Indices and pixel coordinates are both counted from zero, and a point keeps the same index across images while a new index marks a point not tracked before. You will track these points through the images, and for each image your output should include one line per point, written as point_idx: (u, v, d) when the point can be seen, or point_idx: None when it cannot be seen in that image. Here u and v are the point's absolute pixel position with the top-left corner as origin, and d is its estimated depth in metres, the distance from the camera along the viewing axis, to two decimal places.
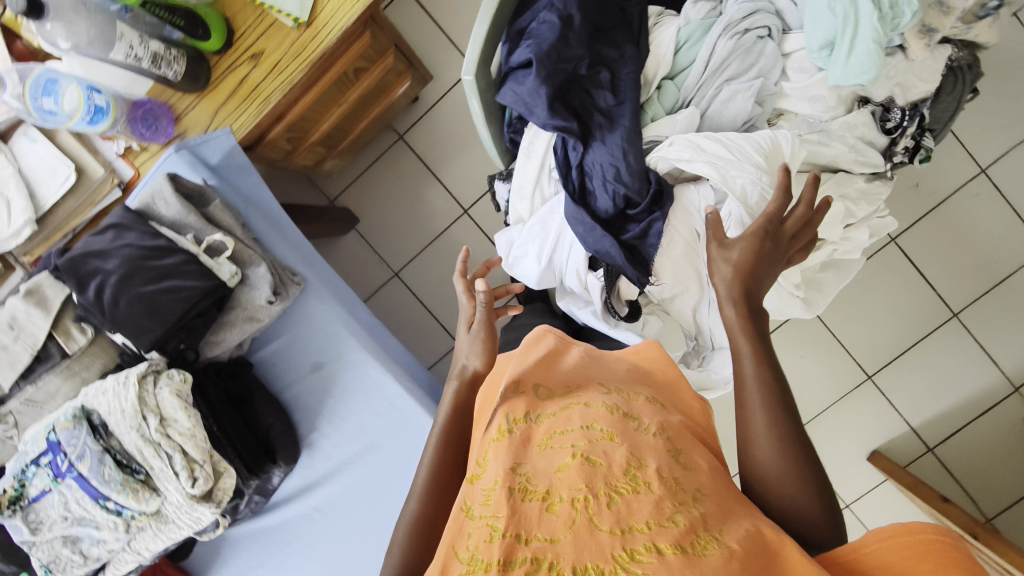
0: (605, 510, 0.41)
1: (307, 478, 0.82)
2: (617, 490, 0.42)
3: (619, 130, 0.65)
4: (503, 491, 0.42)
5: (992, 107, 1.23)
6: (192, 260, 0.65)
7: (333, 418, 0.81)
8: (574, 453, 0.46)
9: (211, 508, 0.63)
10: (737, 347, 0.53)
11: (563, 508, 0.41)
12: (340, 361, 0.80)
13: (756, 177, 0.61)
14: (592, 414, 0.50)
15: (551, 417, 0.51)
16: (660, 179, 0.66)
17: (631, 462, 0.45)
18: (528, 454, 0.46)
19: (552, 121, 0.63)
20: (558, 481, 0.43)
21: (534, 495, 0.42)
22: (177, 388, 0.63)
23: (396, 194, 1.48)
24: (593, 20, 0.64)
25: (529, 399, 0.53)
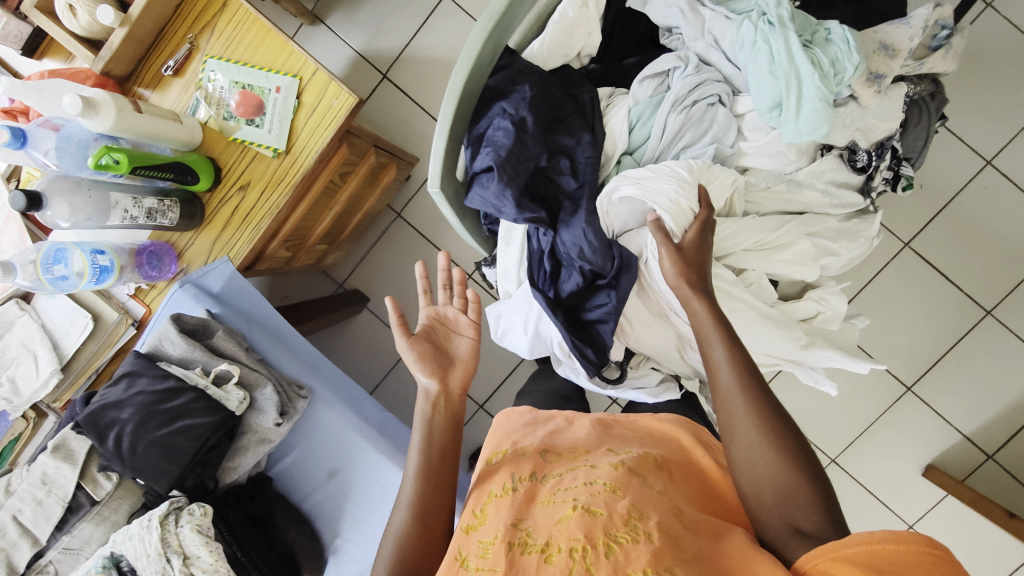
0: (602, 557, 0.45)
1: None
2: (616, 540, 0.47)
3: (583, 215, 0.67)
4: (502, 546, 0.48)
5: (984, 99, 1.21)
6: (201, 397, 0.68)
7: (354, 522, 0.81)
8: (575, 505, 0.50)
9: None
10: (712, 357, 0.58)
11: (558, 558, 0.46)
12: (355, 465, 0.82)
13: (678, 188, 0.63)
14: (597, 471, 0.54)
15: (557, 476, 0.56)
16: (624, 252, 0.69)
17: (632, 515, 0.49)
18: (532, 511, 0.52)
19: (519, 215, 0.65)
20: (556, 530, 0.49)
21: (533, 549, 0.48)
22: (197, 524, 0.65)
23: (402, 269, 1.52)
24: (546, 114, 0.66)
25: (537, 460, 0.58)
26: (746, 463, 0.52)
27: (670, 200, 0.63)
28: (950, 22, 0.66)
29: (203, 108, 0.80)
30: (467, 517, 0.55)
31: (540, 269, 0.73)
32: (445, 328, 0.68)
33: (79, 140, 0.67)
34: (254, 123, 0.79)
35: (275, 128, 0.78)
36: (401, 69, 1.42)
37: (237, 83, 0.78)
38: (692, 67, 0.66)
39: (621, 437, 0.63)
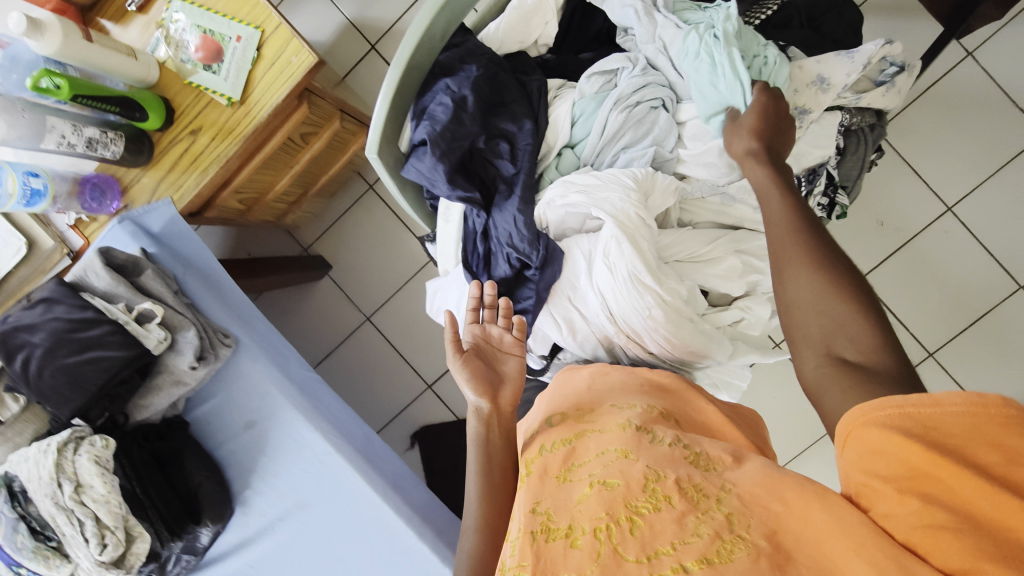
0: (632, 537, 0.43)
1: (242, 534, 0.83)
2: (638, 511, 0.44)
3: (514, 200, 0.69)
4: (526, 538, 0.45)
5: (953, 147, 1.23)
6: (117, 331, 0.69)
7: (265, 475, 0.83)
8: (592, 482, 0.48)
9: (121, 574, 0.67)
10: (770, 208, 0.55)
11: (585, 542, 0.43)
12: (272, 419, 0.83)
13: (624, 196, 0.64)
14: (606, 439, 0.52)
15: (566, 447, 0.53)
16: (548, 243, 0.69)
17: (651, 477, 0.47)
18: (548, 491, 0.49)
19: (452, 191, 0.66)
20: (578, 511, 0.45)
21: (558, 534, 0.44)
22: (96, 455, 0.66)
23: (367, 240, 1.53)
24: (489, 97, 0.68)
25: (546, 435, 0.57)
26: (790, 293, 0.50)
27: (616, 209, 0.64)
28: (897, 58, 0.67)
29: (162, 48, 0.80)
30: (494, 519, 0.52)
31: (475, 251, 0.76)
32: (492, 346, 0.70)
33: (26, 61, 0.68)
34: (211, 69, 0.79)
35: (230, 76, 0.79)
36: (390, 41, 1.42)
37: (199, 27, 0.79)
38: (639, 69, 0.67)
39: (624, 383, 0.62)
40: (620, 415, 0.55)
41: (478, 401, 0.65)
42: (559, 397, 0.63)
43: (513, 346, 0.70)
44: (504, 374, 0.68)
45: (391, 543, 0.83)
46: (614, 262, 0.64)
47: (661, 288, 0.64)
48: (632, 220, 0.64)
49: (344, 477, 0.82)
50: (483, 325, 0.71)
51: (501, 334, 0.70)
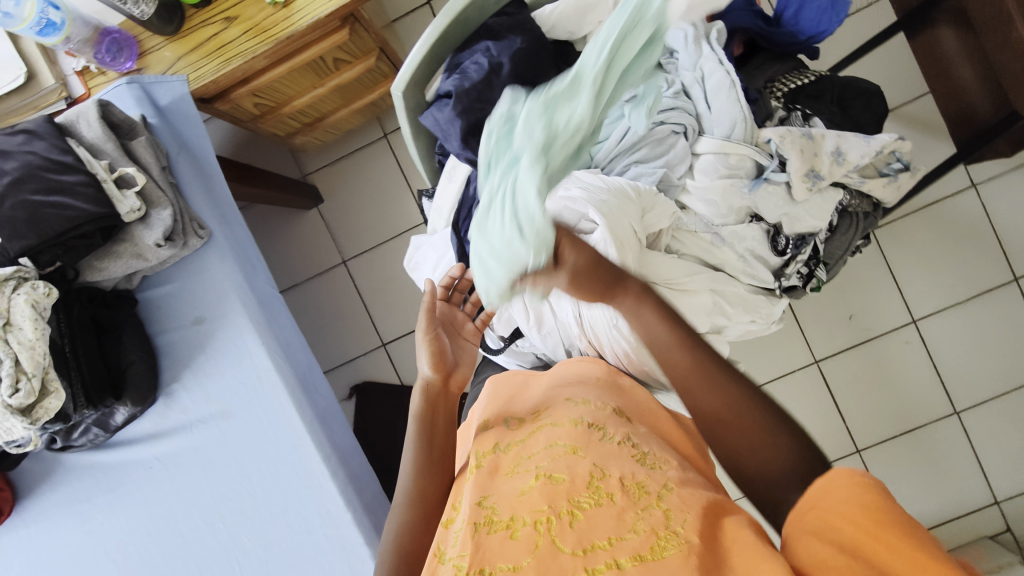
0: (571, 530, 0.48)
1: (158, 426, 0.83)
2: (579, 506, 0.50)
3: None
4: (469, 528, 0.50)
5: (934, 265, 1.29)
6: (90, 185, 0.67)
7: (198, 374, 0.82)
8: (537, 474, 0.53)
9: (23, 423, 0.64)
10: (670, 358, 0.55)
11: (524, 534, 0.48)
12: (219, 322, 0.82)
13: (625, 204, 0.64)
14: (558, 434, 0.57)
15: (518, 445, 0.59)
16: None
17: (595, 475, 0.52)
18: (495, 484, 0.55)
19: (465, 149, 0.67)
20: (520, 505, 0.51)
21: (499, 526, 0.50)
22: (34, 300, 0.65)
23: (366, 187, 1.52)
24: (524, 74, 0.68)
25: (501, 432, 0.62)
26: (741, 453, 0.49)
27: (613, 213, 0.64)
28: (905, 156, 0.70)
29: None
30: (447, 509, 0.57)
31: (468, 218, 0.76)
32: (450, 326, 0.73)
33: None
34: None
35: None
36: None
37: None
38: (672, 91, 0.70)
39: (579, 375, 0.67)
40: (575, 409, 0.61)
41: (430, 373, 0.67)
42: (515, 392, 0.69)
43: (471, 337, 0.74)
44: (458, 359, 0.71)
45: (301, 476, 0.82)
46: (596, 265, 0.65)
47: None
48: (626, 229, 0.64)
49: (277, 398, 0.82)
50: (450, 310, 0.74)
51: (466, 325, 0.74)
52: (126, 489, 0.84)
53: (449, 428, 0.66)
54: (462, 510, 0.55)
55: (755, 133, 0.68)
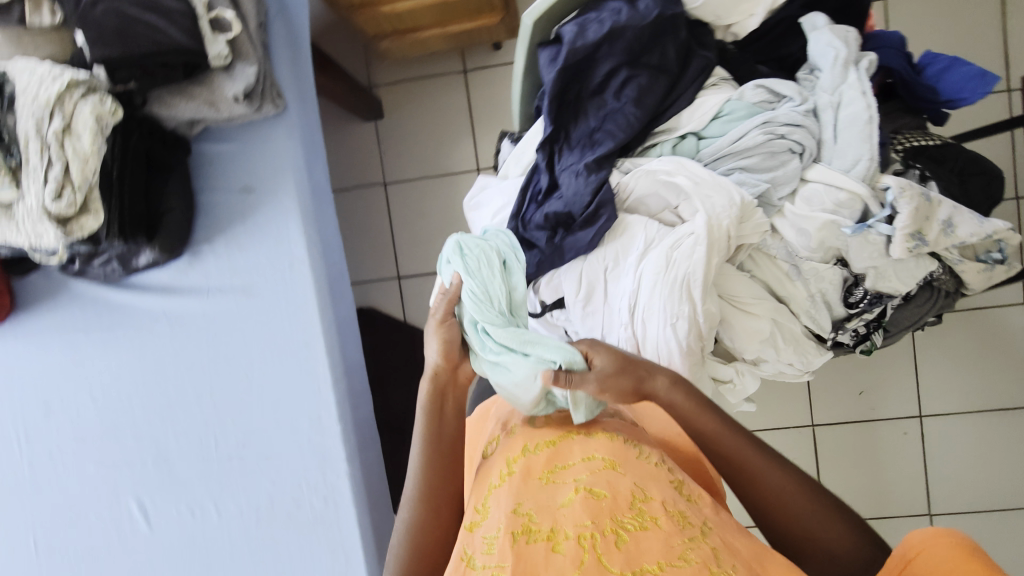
0: (619, 551, 0.50)
1: (176, 281, 0.80)
2: (624, 527, 0.52)
3: (600, 148, 0.66)
4: (507, 539, 0.51)
5: (960, 370, 1.26)
6: (188, 15, 0.64)
7: (231, 243, 0.79)
8: (578, 487, 0.55)
9: (56, 233, 0.63)
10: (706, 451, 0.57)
11: (568, 548, 0.50)
12: (268, 198, 0.79)
13: (728, 207, 0.61)
14: (593, 446, 0.60)
15: (550, 447, 0.61)
16: (603, 210, 0.67)
17: (639, 497, 0.55)
18: (531, 491, 0.56)
19: (546, 91, 0.65)
20: (564, 519, 0.52)
21: (541, 536, 0.51)
22: (99, 114, 0.61)
23: (428, 117, 1.48)
24: (648, 46, 0.63)
25: (529, 431, 0.63)
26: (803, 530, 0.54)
27: (712, 212, 0.61)
28: (1008, 249, 0.67)
29: None
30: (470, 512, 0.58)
31: None
32: None
33: None
34: None
35: None
36: None
37: None
38: (802, 107, 0.65)
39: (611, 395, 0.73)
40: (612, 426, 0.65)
41: (441, 360, 0.59)
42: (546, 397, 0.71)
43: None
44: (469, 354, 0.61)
45: (302, 376, 0.80)
46: (676, 262, 0.63)
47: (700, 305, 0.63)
48: (720, 233, 0.62)
49: (301, 291, 0.79)
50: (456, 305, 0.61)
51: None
52: (127, 333, 0.82)
53: (460, 414, 0.62)
54: (488, 518, 0.55)
55: (874, 176, 0.64)
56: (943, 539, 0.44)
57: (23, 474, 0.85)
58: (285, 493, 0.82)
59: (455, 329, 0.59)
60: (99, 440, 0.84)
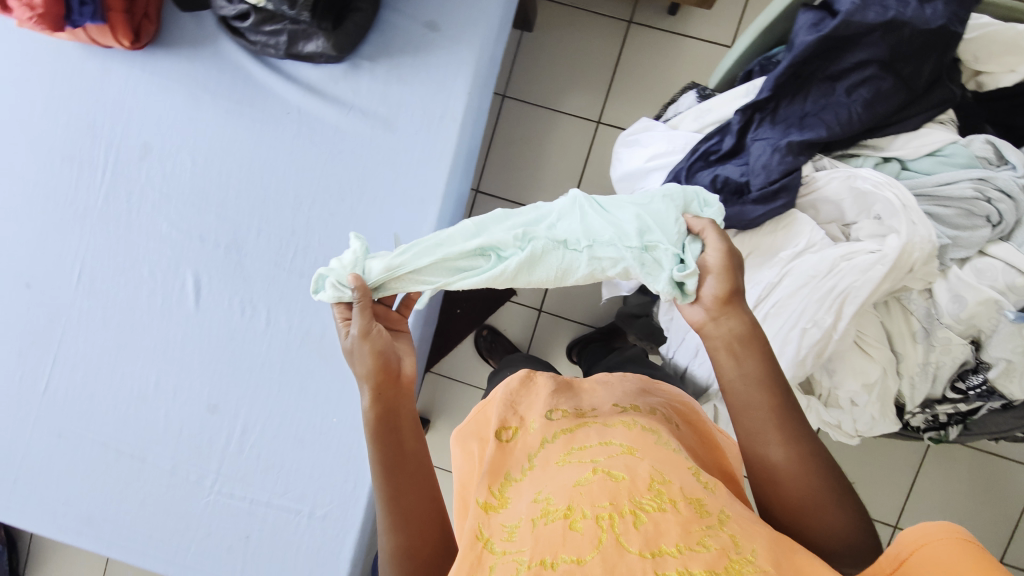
0: (637, 530, 0.51)
1: (323, 83, 0.78)
2: (641, 508, 0.53)
3: (808, 133, 0.64)
4: (529, 524, 0.53)
5: (959, 507, 1.26)
6: None
7: (392, 69, 0.77)
8: (595, 469, 0.57)
9: None
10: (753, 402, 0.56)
11: (584, 526, 0.51)
12: (447, 46, 0.76)
13: (924, 239, 0.58)
14: (610, 436, 0.62)
15: (567, 437, 0.63)
16: (784, 193, 0.64)
17: (658, 478, 0.55)
18: (549, 476, 0.58)
19: (792, 51, 0.62)
20: (581, 496, 0.54)
21: (557, 515, 0.53)
22: None
23: (570, 50, 1.44)
24: (911, 54, 0.60)
25: (546, 424, 0.65)
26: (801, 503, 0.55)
27: (905, 238, 0.58)
28: None
29: None
30: (485, 492, 0.59)
31: None
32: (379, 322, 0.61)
33: None
34: None
35: None
36: None
37: None
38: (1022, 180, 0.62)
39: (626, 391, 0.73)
40: (622, 416, 0.66)
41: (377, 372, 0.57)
42: (567, 397, 0.71)
43: (400, 324, 0.63)
44: (401, 363, 0.59)
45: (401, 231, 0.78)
46: (837, 273, 0.61)
47: (837, 323, 0.61)
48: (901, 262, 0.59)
49: (437, 146, 0.77)
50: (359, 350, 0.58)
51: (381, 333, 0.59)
52: (253, 114, 0.79)
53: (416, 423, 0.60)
54: (510, 505, 0.57)
55: None
56: (933, 531, 0.39)
57: (93, 204, 0.83)
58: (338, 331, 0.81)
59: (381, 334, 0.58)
60: (180, 204, 0.82)
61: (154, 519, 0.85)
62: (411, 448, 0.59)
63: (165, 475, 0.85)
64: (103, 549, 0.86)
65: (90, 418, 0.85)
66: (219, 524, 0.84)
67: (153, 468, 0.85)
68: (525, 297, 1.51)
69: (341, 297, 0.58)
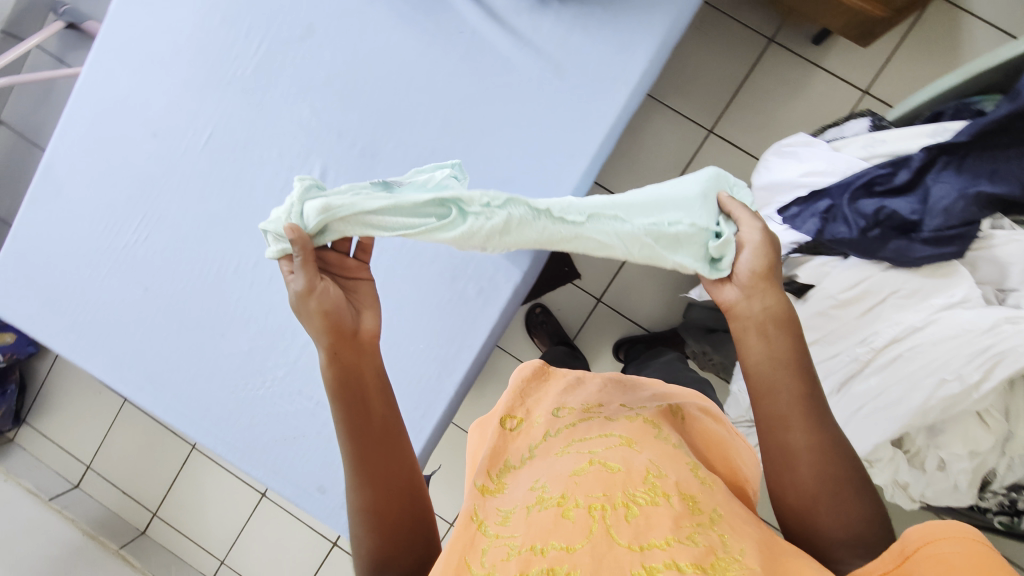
0: (626, 520, 0.59)
1: (504, 12, 0.76)
2: (635, 500, 0.61)
3: (998, 188, 0.64)
4: (523, 510, 0.63)
5: None
6: None
7: (578, 17, 0.75)
8: (592, 460, 0.66)
9: None
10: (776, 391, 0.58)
11: (575, 515, 0.60)
12: (638, 8, 0.74)
13: None
14: (616, 429, 0.72)
15: (573, 429, 0.74)
16: (962, 239, 0.66)
17: (653, 474, 0.63)
18: (550, 467, 0.69)
19: (1014, 102, 0.60)
20: (576, 487, 0.63)
21: (552, 503, 0.62)
22: None
23: (703, 52, 1.40)
24: None
25: (552, 420, 0.77)
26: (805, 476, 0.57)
27: None
28: None
29: None
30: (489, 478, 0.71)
31: None
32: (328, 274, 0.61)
33: None
34: None
35: None
36: (933, 18, 1.30)
37: None
38: None
39: (626, 395, 0.84)
40: (626, 414, 0.76)
41: (327, 331, 0.59)
42: (578, 395, 0.83)
43: (358, 272, 0.64)
44: (357, 321, 0.61)
45: (539, 179, 0.77)
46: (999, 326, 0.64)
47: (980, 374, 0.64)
48: None
49: (601, 106, 0.75)
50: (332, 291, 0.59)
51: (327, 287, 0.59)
52: (424, 24, 0.78)
53: (379, 388, 0.63)
54: (513, 492, 0.68)
55: None
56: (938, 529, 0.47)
57: (241, 71, 0.82)
58: (448, 261, 0.80)
59: (331, 287, 0.59)
60: (327, 95, 0.80)
61: (216, 395, 0.85)
62: (377, 408, 0.62)
63: (238, 355, 0.85)
64: (158, 410, 0.86)
65: (180, 280, 0.85)
66: (278, 417, 0.84)
67: (229, 346, 0.85)
68: (586, 284, 1.50)
69: (285, 250, 0.59)
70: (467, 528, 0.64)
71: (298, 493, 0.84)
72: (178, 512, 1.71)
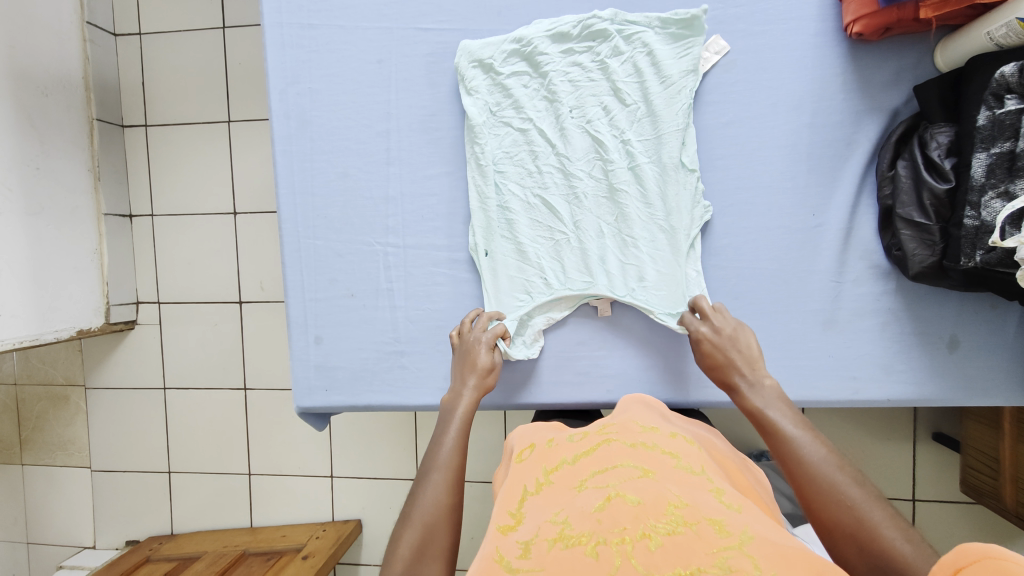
0: (657, 555, 0.41)
1: (853, 242, 0.72)
2: (655, 531, 0.43)
3: None
4: (541, 544, 0.44)
5: None
6: None
7: (887, 308, 0.72)
8: (608, 494, 0.48)
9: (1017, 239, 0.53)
10: (807, 482, 0.51)
11: (601, 553, 0.42)
12: (934, 363, 0.71)
13: None
14: (626, 459, 0.52)
15: (587, 461, 0.54)
16: None
17: (674, 502, 0.46)
18: (566, 501, 0.50)
19: None
20: (598, 523, 0.45)
21: (574, 541, 0.44)
22: None
23: None
24: None
25: (559, 456, 0.58)
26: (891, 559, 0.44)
27: None
28: None
29: None
30: (504, 516, 0.51)
31: None
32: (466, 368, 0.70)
33: None
34: None
35: None
36: None
37: None
38: None
39: (646, 408, 0.65)
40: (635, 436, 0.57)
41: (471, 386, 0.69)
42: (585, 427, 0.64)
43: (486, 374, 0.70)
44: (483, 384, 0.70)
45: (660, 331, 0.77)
46: None
47: None
48: None
49: (822, 382, 0.72)
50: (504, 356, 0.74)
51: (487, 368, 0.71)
52: (801, 176, 0.72)
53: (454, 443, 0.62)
54: (518, 525, 0.49)
55: None
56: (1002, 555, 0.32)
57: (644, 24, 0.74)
58: (591, 327, 0.77)
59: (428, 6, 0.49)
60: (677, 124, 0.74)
61: (330, 193, 0.80)
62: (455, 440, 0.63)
63: (379, 192, 0.79)
64: (279, 147, 0.79)
65: (410, 94, 0.78)
66: (352, 263, 0.80)
67: (382, 177, 0.79)
68: None
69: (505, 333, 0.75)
70: (487, 569, 0.44)
71: (301, 322, 0.81)
72: (160, 148, 1.55)
